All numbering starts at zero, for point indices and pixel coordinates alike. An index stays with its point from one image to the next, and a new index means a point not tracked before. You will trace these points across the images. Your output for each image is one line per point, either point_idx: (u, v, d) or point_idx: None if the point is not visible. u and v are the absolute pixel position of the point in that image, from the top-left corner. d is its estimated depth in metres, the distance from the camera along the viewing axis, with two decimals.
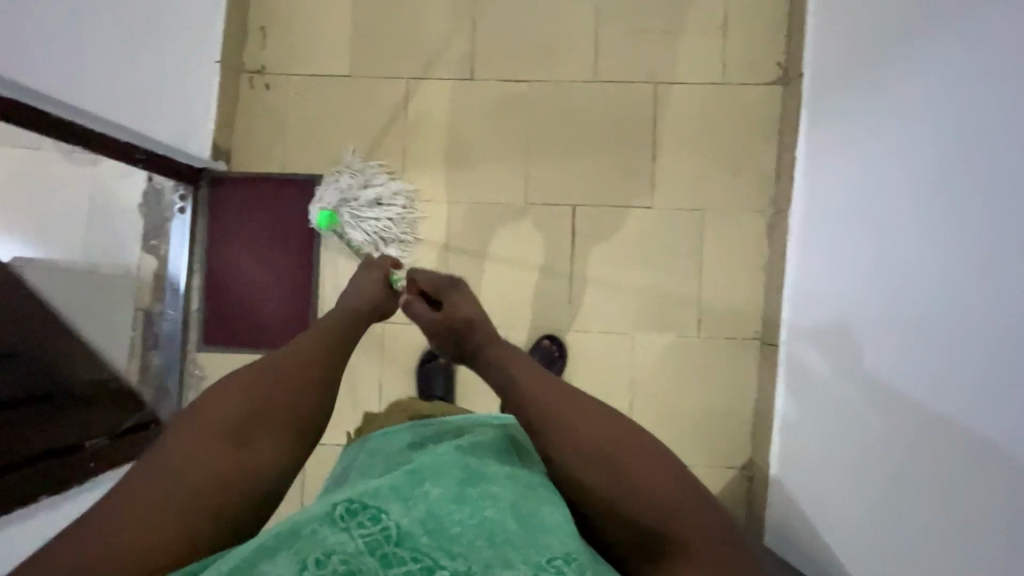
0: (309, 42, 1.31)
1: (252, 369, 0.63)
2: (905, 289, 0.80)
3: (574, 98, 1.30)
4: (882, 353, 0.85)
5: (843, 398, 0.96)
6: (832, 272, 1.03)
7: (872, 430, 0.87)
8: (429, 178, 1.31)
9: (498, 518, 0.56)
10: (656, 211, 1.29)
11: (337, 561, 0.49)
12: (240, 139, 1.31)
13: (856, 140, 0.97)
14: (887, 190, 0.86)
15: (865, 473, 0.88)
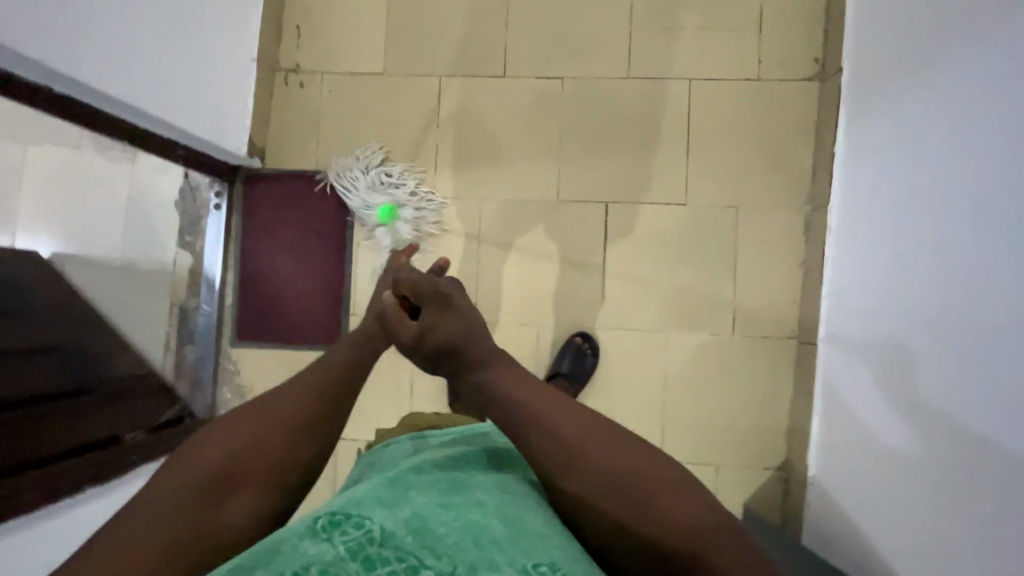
0: (343, 39, 1.27)
1: (243, 411, 0.53)
2: (1016, 323, 0.65)
3: (603, 93, 1.21)
4: (983, 391, 0.70)
5: (920, 432, 0.81)
6: (894, 283, 0.90)
7: (969, 480, 0.71)
8: (459, 175, 1.24)
9: (485, 521, 0.50)
10: (689, 210, 1.19)
11: (316, 568, 0.43)
12: (274, 138, 1.28)
13: (919, 138, 0.86)
14: (989, 198, 0.71)
15: (953, 519, 0.73)
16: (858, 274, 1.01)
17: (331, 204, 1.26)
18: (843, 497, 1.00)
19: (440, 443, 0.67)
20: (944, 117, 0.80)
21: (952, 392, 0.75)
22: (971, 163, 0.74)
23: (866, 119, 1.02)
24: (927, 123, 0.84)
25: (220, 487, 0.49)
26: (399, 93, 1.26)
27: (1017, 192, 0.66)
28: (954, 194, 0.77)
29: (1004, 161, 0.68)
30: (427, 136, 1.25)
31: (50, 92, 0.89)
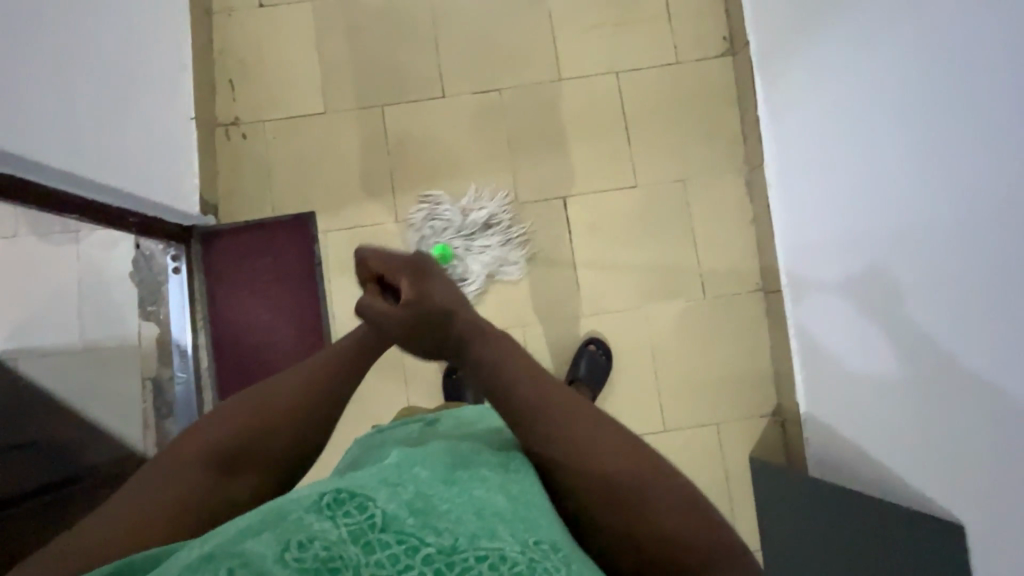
0: (278, 85, 1.29)
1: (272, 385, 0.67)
2: (953, 228, 0.72)
3: (541, 96, 1.28)
4: (930, 293, 0.78)
5: (889, 344, 0.89)
6: (836, 215, 0.98)
7: (937, 377, 0.78)
8: (417, 195, 1.27)
9: (487, 497, 0.54)
10: (641, 189, 1.26)
11: (320, 546, 0.45)
12: (226, 192, 1.27)
13: (832, 88, 0.95)
14: (900, 128, 0.79)
15: (935, 424, 0.80)
16: (804, 217, 1.09)
17: (293, 249, 1.25)
18: (834, 424, 1.06)
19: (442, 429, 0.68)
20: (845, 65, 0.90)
21: (913, 299, 0.82)
22: (879, 96, 0.83)
23: (783, 78, 1.12)
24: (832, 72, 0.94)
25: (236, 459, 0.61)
26: (347, 127, 1.28)
27: (927, 117, 0.73)
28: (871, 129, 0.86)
29: (907, 88, 0.76)
30: (380, 164, 1.27)
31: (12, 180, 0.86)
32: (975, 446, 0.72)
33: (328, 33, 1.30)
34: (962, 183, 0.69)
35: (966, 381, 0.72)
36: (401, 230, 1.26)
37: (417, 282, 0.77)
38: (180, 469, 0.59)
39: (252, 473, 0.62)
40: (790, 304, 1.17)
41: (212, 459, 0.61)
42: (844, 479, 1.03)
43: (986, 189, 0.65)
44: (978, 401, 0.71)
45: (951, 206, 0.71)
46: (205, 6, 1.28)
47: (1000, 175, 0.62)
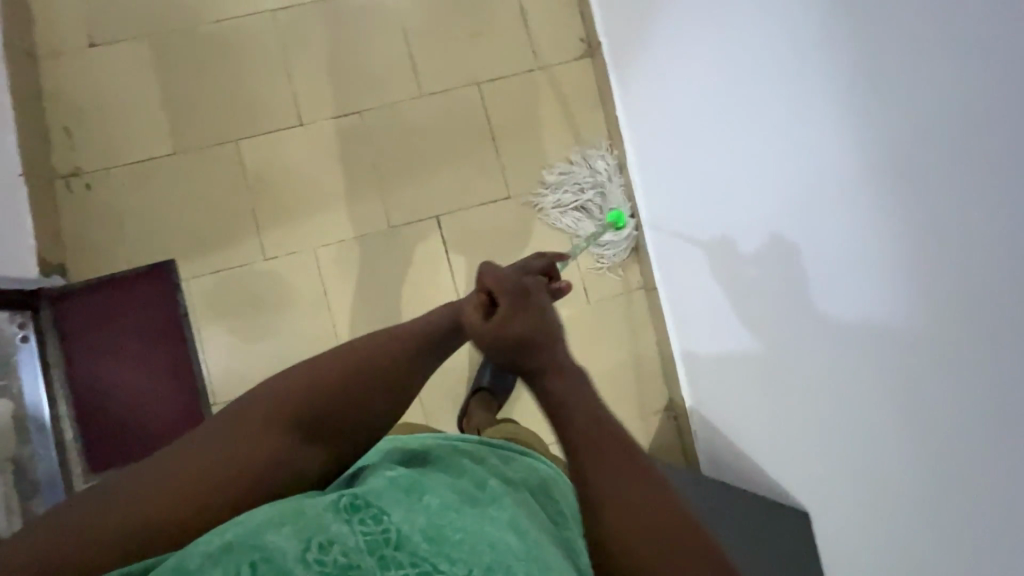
0: (122, 129, 1.21)
1: (348, 358, 0.62)
2: (803, 215, 0.72)
3: (404, 115, 1.25)
4: (786, 281, 0.78)
5: (750, 339, 0.90)
6: (689, 206, 1.00)
7: (799, 360, 0.79)
8: (284, 231, 1.21)
9: (500, 533, 0.54)
10: (516, 200, 1.25)
11: (338, 552, 0.47)
12: (74, 248, 1.18)
13: (676, 86, 0.96)
14: (752, 117, 0.78)
15: (797, 401, 0.82)
16: (667, 214, 1.10)
17: (154, 301, 1.18)
18: (715, 415, 1.08)
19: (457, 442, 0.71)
20: (689, 58, 0.90)
21: (766, 285, 0.83)
22: (727, 86, 0.82)
23: (633, 78, 1.12)
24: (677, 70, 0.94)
25: (301, 437, 0.59)
26: (203, 166, 1.22)
27: (775, 98, 0.73)
28: (722, 120, 0.85)
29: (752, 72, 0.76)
30: (242, 201, 1.21)
31: None
32: (836, 417, 0.74)
33: (171, 69, 1.23)
34: (789, 153, 0.72)
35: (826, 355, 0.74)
36: (271, 268, 1.21)
37: (521, 306, 0.55)
38: (250, 432, 0.58)
39: (323, 445, 0.60)
40: (665, 298, 1.18)
41: (264, 443, 0.57)
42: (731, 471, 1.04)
43: (815, 158, 0.68)
44: (836, 375, 0.73)
45: (786, 177, 0.74)
46: (26, 51, 1.18)
47: (824, 144, 0.66)
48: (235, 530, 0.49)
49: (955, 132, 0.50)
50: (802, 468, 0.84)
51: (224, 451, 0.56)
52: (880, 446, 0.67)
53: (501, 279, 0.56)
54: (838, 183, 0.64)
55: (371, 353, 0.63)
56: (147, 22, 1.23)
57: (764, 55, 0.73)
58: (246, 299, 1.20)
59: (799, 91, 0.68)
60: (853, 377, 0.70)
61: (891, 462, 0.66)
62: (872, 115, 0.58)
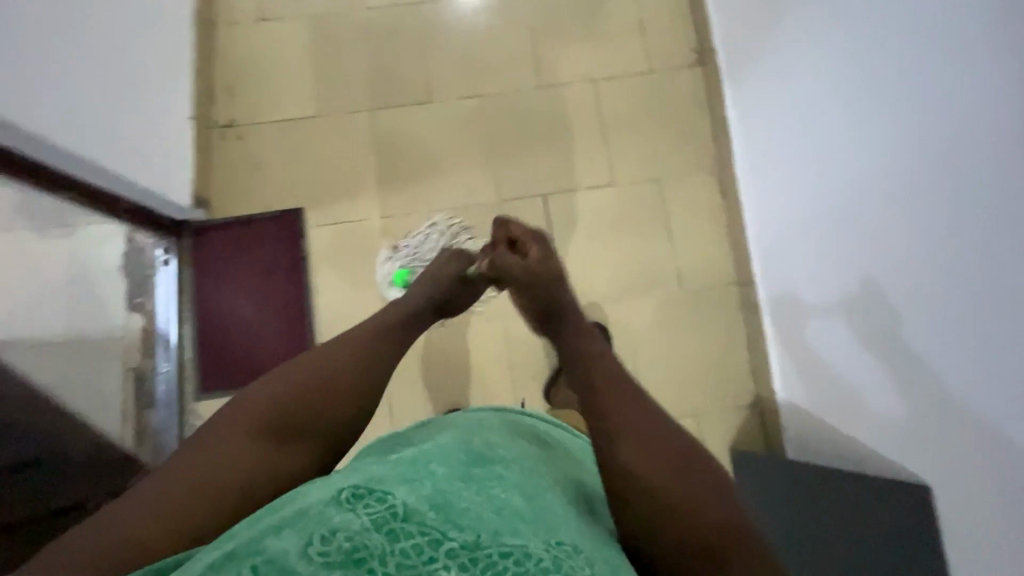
0: (273, 91, 1.36)
1: (305, 365, 0.68)
2: (890, 199, 0.72)
3: (523, 102, 1.35)
4: (874, 261, 0.78)
5: (849, 318, 0.89)
6: (786, 195, 1.05)
7: (894, 338, 0.77)
8: (403, 193, 1.32)
9: (506, 497, 0.58)
10: (619, 188, 1.32)
11: (343, 537, 0.48)
12: (218, 189, 1.31)
13: (778, 82, 1.03)
14: (826, 117, 0.86)
15: (869, 375, 0.86)
16: (771, 206, 1.13)
17: (281, 242, 1.29)
18: (803, 403, 1.09)
19: (463, 420, 0.75)
20: (798, 53, 0.94)
21: (859, 265, 0.83)
22: (824, 80, 0.85)
23: (744, 79, 1.20)
24: (785, 71, 1.00)
25: (273, 440, 0.63)
26: (336, 131, 1.35)
27: (863, 86, 0.75)
28: (821, 110, 0.87)
29: (841, 66, 0.79)
30: (367, 164, 1.33)
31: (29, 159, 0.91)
32: (900, 386, 0.77)
33: (322, 45, 1.38)
34: (849, 136, 0.80)
35: (879, 328, 0.81)
36: (387, 225, 1.30)
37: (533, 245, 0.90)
38: (235, 442, 0.62)
39: (306, 445, 0.65)
40: (761, 289, 1.21)
41: (240, 450, 0.62)
42: (817, 456, 1.05)
43: (862, 138, 0.76)
44: (890, 347, 0.79)
45: (844, 160, 0.82)
46: (206, 19, 1.36)
47: (870, 126, 0.74)
48: (237, 542, 0.50)
49: (984, 134, 0.54)
50: (878, 446, 0.86)
51: (215, 462, 0.61)
52: (924, 414, 0.72)
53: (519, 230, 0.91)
54: (880, 163, 0.73)
55: (331, 358, 0.70)
56: (308, 5, 1.40)
57: (834, 50, 0.81)
58: (361, 250, 1.29)
59: (853, 82, 0.77)
60: (901, 348, 0.76)
61: (936, 425, 0.70)
62: (927, 106, 0.62)
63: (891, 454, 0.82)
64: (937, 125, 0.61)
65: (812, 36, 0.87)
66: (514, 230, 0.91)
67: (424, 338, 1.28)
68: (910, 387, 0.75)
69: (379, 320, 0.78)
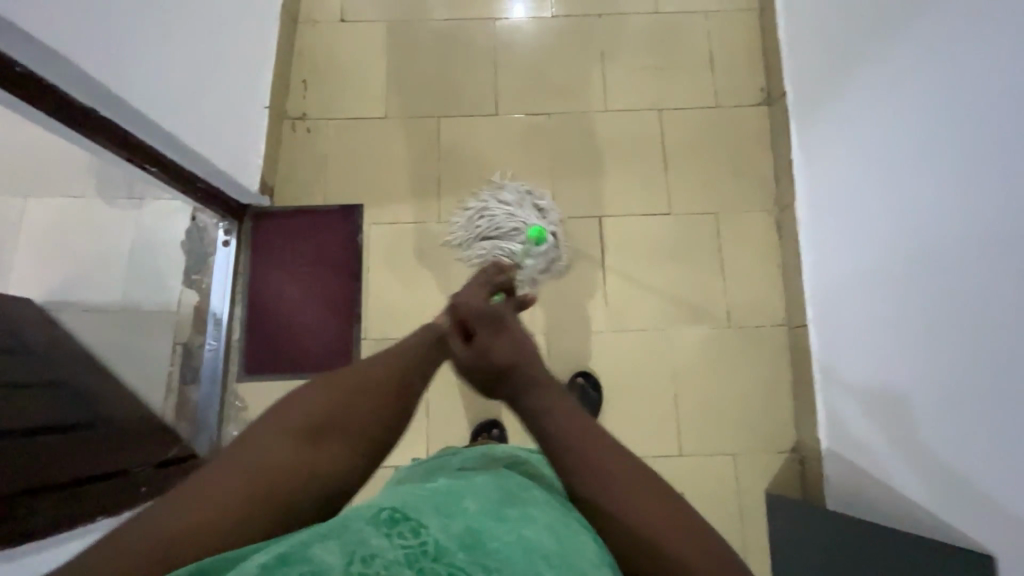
0: (346, 89, 1.40)
1: (357, 369, 0.62)
2: (998, 253, 0.71)
3: (589, 124, 1.37)
4: (969, 318, 0.77)
5: (917, 359, 0.88)
6: (854, 242, 1.05)
7: (986, 399, 0.74)
8: (461, 201, 1.33)
9: (536, 539, 0.51)
10: (675, 217, 1.32)
11: (380, 565, 0.45)
12: (283, 178, 1.35)
13: (855, 129, 1.04)
14: (913, 164, 0.87)
15: (937, 422, 0.85)
16: (834, 255, 1.12)
17: (339, 236, 1.31)
18: (854, 454, 1.06)
19: (483, 462, 0.68)
20: (883, 104, 0.95)
21: (950, 323, 0.81)
22: (922, 131, 0.85)
23: (813, 124, 1.20)
24: (865, 118, 1.00)
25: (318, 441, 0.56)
26: (401, 133, 1.38)
27: (958, 134, 0.77)
28: (914, 162, 0.87)
29: (947, 118, 0.79)
30: (429, 168, 1.36)
31: (116, 125, 0.94)
32: (974, 438, 0.77)
33: (397, 50, 1.42)
34: (939, 181, 0.81)
35: (956, 373, 0.80)
36: (443, 230, 1.32)
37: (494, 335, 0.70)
38: (273, 439, 0.55)
39: (344, 445, 0.58)
40: (813, 333, 1.19)
41: (293, 441, 0.55)
42: (863, 509, 1.03)
43: (958, 180, 0.77)
44: (971, 398, 0.77)
45: (930, 205, 0.83)
46: (291, 16, 1.42)
47: (968, 170, 0.75)
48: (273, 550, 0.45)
49: None
50: (939, 498, 0.84)
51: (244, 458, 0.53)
52: (1000, 472, 0.72)
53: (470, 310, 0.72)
54: (976, 208, 0.74)
55: (364, 367, 0.64)
56: (388, 11, 1.44)
57: (931, 99, 0.83)
58: (414, 253, 1.31)
59: (952, 131, 0.78)
60: (979, 395, 0.75)
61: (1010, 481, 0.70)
62: None
63: (956, 508, 0.81)
64: None
65: (905, 88, 0.89)
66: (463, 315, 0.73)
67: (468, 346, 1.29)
68: (985, 439, 0.74)
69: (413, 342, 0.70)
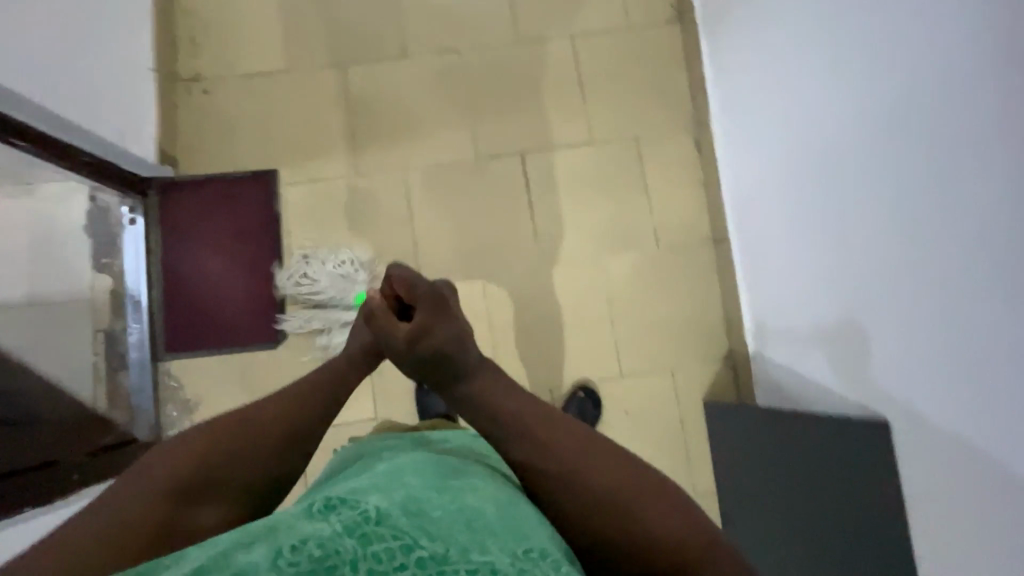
0: (239, 44, 1.31)
1: (216, 429, 0.60)
2: (868, 200, 0.73)
3: (501, 58, 1.33)
4: (842, 222, 0.81)
5: (810, 261, 0.93)
6: (759, 151, 1.07)
7: (865, 296, 0.79)
8: (375, 152, 1.29)
9: (476, 508, 0.51)
10: (596, 146, 1.31)
11: (314, 545, 0.40)
12: (186, 147, 1.27)
13: (753, 36, 1.04)
14: (796, 63, 0.88)
15: (829, 317, 0.90)
16: (745, 169, 1.15)
17: (255, 204, 1.26)
18: (774, 356, 1.13)
19: (417, 444, 0.68)
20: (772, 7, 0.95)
21: (844, 264, 0.83)
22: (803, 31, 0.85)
23: (720, 36, 1.20)
24: (761, 24, 1.00)
25: (189, 500, 0.56)
26: (306, 87, 1.30)
27: (825, 28, 0.78)
28: (797, 68, 0.88)
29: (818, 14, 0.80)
30: (340, 121, 1.30)
31: None
32: (860, 334, 0.82)
33: None
34: (813, 78, 0.83)
35: (841, 272, 0.84)
36: (362, 183, 1.28)
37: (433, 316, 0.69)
38: (144, 498, 0.54)
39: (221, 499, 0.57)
40: (735, 246, 1.23)
41: (171, 497, 0.55)
42: (782, 402, 1.11)
43: (827, 75, 0.79)
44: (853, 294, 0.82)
45: (809, 105, 0.85)
46: None
47: (835, 64, 0.77)
48: (195, 558, 0.41)
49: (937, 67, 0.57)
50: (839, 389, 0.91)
51: (126, 517, 0.53)
52: (885, 360, 0.77)
53: (415, 288, 0.70)
54: (840, 100, 0.76)
55: (259, 411, 0.63)
56: None
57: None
58: (333, 210, 1.27)
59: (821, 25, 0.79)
60: (859, 292, 0.80)
61: (893, 366, 0.75)
62: (896, 32, 0.63)
63: (852, 394, 0.87)
64: (892, 56, 0.65)
65: None
66: (399, 288, 0.71)
67: None
68: (868, 330, 0.80)
69: (327, 371, 0.71)
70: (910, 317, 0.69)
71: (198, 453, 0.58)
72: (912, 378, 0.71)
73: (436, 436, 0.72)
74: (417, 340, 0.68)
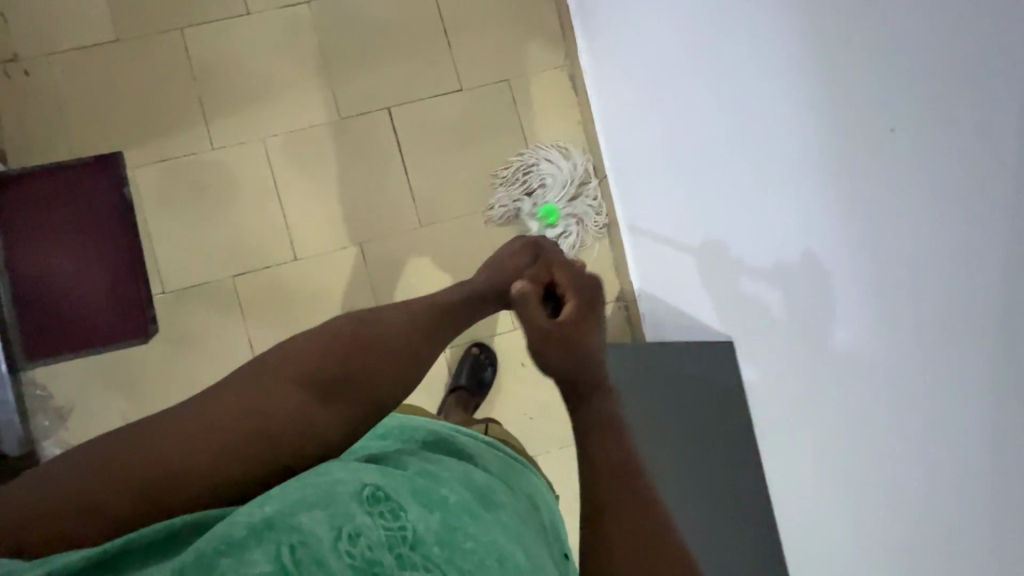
0: (59, 15, 1.18)
1: (347, 333, 0.59)
2: (799, 90, 0.66)
3: (355, 6, 1.23)
4: (725, 113, 0.81)
5: (693, 173, 0.92)
6: (631, 76, 1.05)
7: (754, 188, 0.78)
8: (229, 122, 1.20)
9: (509, 548, 0.49)
10: (467, 93, 1.25)
11: (366, 545, 0.44)
12: (14, 137, 1.15)
13: None
14: None
15: (712, 224, 0.90)
16: (615, 103, 1.13)
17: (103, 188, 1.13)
18: (657, 290, 1.14)
19: (456, 443, 0.65)
20: None
21: (732, 161, 0.82)
22: None
23: None
24: None
25: (320, 395, 0.55)
26: (146, 56, 1.19)
27: None
28: None
29: None
30: (187, 89, 1.19)
31: None
32: (752, 234, 0.81)
33: None
34: None
35: (732, 174, 0.82)
36: (219, 158, 1.19)
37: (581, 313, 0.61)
38: (269, 388, 0.54)
39: (343, 404, 0.56)
40: (613, 180, 1.22)
41: (306, 395, 0.55)
42: (667, 331, 1.12)
43: None
44: (739, 192, 0.81)
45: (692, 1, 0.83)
46: None
47: None
48: (273, 502, 0.45)
49: None
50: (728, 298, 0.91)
51: (249, 409, 0.53)
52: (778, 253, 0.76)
53: (576, 284, 0.64)
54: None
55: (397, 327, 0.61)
56: None
57: None
58: (189, 191, 1.19)
59: None
60: (747, 190, 0.79)
61: (785, 256, 0.75)
62: None
63: (744, 299, 0.87)
64: None
65: None
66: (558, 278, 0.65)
67: (285, 275, 1.20)
68: (754, 225, 0.80)
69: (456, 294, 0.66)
70: (808, 198, 0.68)
71: (330, 348, 0.57)
72: (808, 266, 0.71)
73: (471, 438, 0.68)
74: (564, 338, 0.58)
